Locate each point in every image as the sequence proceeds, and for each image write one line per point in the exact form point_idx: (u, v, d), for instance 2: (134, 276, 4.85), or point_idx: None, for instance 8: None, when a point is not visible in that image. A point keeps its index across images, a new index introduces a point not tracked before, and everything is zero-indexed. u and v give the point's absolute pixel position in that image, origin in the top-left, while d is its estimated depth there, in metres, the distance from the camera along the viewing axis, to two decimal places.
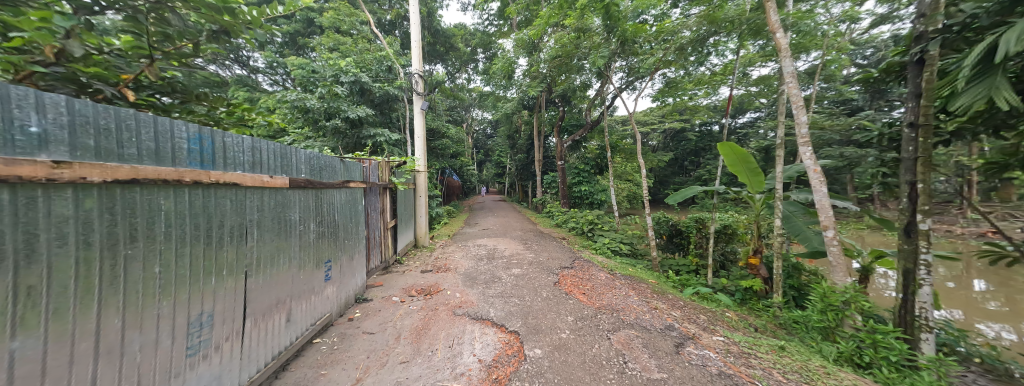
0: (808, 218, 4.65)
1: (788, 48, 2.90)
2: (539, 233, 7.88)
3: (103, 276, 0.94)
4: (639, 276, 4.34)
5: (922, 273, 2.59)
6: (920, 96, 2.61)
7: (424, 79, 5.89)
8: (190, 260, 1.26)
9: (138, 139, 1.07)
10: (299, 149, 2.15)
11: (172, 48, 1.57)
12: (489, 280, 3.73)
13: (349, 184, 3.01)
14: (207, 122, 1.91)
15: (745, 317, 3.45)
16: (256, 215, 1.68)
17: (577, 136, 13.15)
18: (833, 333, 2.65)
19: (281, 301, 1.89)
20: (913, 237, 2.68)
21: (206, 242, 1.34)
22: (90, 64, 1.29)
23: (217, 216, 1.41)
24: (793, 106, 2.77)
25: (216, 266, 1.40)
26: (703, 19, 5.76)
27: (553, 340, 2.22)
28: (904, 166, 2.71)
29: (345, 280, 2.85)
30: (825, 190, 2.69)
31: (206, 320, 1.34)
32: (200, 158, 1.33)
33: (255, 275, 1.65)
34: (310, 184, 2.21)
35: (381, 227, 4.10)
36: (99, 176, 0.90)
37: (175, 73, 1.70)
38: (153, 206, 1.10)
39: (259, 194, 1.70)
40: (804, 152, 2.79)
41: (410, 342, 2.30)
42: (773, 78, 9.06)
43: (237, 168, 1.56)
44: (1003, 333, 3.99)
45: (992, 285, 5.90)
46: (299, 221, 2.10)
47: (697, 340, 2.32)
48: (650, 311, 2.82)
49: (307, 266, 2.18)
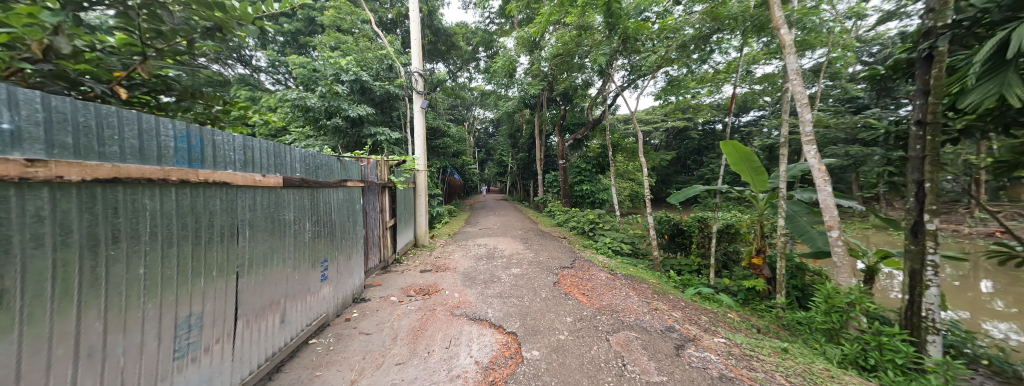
0: (812, 218, 4.58)
1: (792, 45, 2.81)
2: (540, 232, 7.83)
3: (83, 278, 0.92)
4: (641, 276, 4.29)
5: (929, 274, 2.53)
6: (928, 94, 2.53)
7: (423, 78, 5.86)
8: (177, 261, 1.24)
9: (120, 136, 1.05)
10: (293, 147, 2.12)
11: (165, 45, 1.54)
12: (488, 279, 3.71)
13: (347, 183, 2.98)
14: (201, 121, 1.88)
15: (748, 318, 3.39)
16: (248, 215, 1.66)
17: (579, 135, 13.00)
18: (837, 334, 2.60)
19: (275, 301, 1.87)
20: (919, 237, 2.60)
21: (194, 243, 1.32)
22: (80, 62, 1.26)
23: (207, 216, 1.39)
24: (797, 104, 2.70)
25: (205, 267, 1.38)
26: (706, 16, 5.68)
27: (551, 342, 2.19)
28: (911, 165, 2.65)
29: (343, 280, 2.83)
30: (829, 190, 2.62)
31: (195, 322, 1.32)
32: (189, 157, 1.31)
33: (247, 275, 1.63)
34: (305, 183, 2.19)
35: (380, 227, 4.08)
36: (77, 175, 0.88)
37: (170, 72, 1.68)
38: (136, 207, 1.08)
39: (251, 193, 1.68)
40: (808, 151, 2.71)
41: (406, 343, 2.28)
42: (777, 75, 8.97)
43: (228, 166, 1.54)
44: (1010, 334, 3.92)
45: (1000, 286, 5.80)
46: (294, 221, 2.08)
47: (697, 341, 2.28)
48: (650, 312, 2.79)
49: (303, 266, 2.16)
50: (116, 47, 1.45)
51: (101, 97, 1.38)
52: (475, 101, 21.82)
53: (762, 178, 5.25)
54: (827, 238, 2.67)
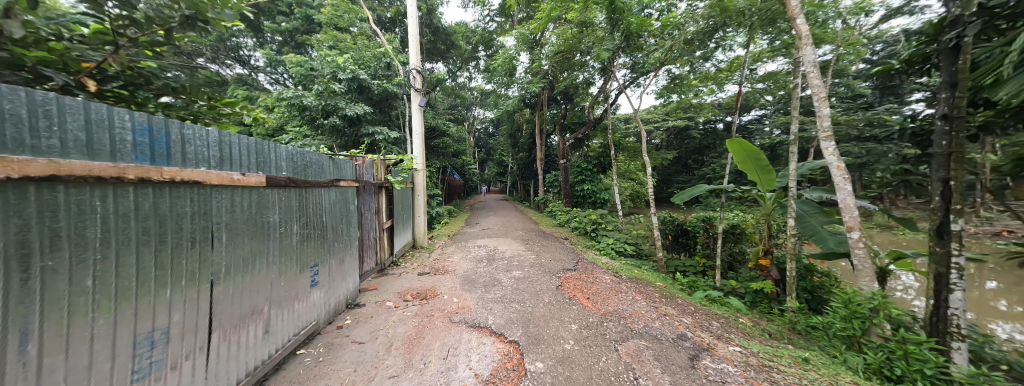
0: (823, 218, 4.43)
1: (810, 35, 2.62)
2: (541, 233, 7.68)
3: (11, 293, 0.79)
4: (646, 279, 4.14)
5: (955, 278, 2.38)
6: (955, 86, 2.37)
7: (421, 75, 5.70)
8: (137, 269, 1.10)
9: (63, 128, 0.92)
10: (278, 144, 1.98)
11: (140, 35, 1.43)
12: (488, 283, 3.56)
13: (339, 183, 2.84)
14: (183, 116, 1.77)
15: (759, 323, 3.24)
16: (226, 217, 1.52)
17: (580, 134, 12.68)
18: (858, 342, 2.44)
19: (258, 310, 1.73)
20: (945, 239, 2.46)
21: (158, 248, 1.18)
22: (43, 50, 1.16)
23: (174, 219, 1.25)
24: (815, 98, 2.55)
25: (172, 275, 1.24)
26: (711, 12, 5.56)
27: (556, 352, 2.04)
28: (935, 163, 2.50)
29: (336, 285, 2.69)
30: (850, 189, 2.46)
31: (161, 337, 1.18)
32: (152, 154, 1.17)
33: (224, 283, 1.49)
34: (292, 183, 2.05)
35: (377, 228, 3.94)
36: (3, 172, 0.73)
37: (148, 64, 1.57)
38: (82, 208, 0.95)
39: (229, 194, 1.54)
40: (826, 149, 2.57)
41: (402, 353, 2.14)
42: (781, 73, 8.85)
43: (200, 164, 1.40)
44: (1016, 335, 3.77)
45: (1006, 285, 5.67)
46: (279, 223, 1.94)
47: (712, 351, 2.13)
48: (659, 318, 2.64)
49: (289, 271, 2.02)
50: (86, 36, 1.33)
51: (69, 90, 1.26)
52: (476, 100, 21.69)
53: (771, 174, 5.17)
54: (846, 240, 2.52)
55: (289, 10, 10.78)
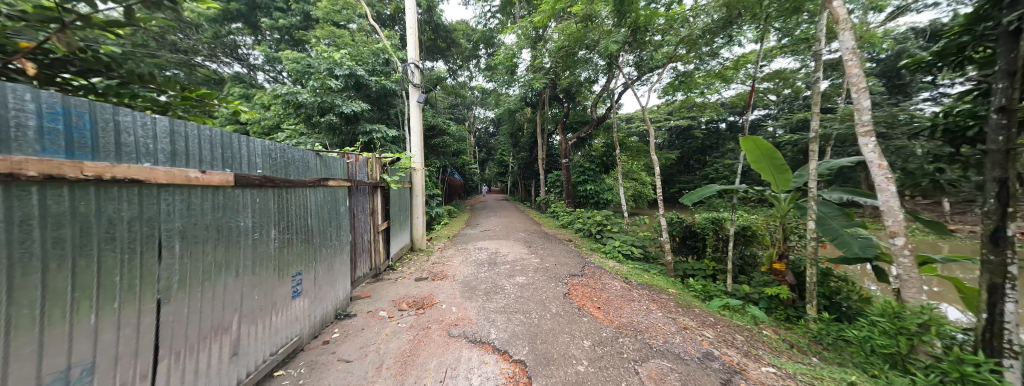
0: (846, 220, 4.17)
1: (847, 19, 2.38)
2: (544, 235, 7.40)
3: None
4: (660, 285, 3.89)
5: (1012, 290, 2.13)
6: (1016, 73, 2.11)
7: (420, 70, 5.44)
8: (44, 290, 0.84)
9: None
10: (252, 138, 1.70)
11: (94, 13, 1.25)
12: (490, 290, 3.31)
13: (327, 183, 2.57)
14: (156, 108, 1.61)
15: (785, 335, 2.99)
16: (182, 222, 1.26)
17: (582, 134, 12.32)
18: (903, 361, 2.18)
19: (224, 330, 1.47)
20: (1002, 247, 2.19)
21: (76, 264, 0.91)
22: None
23: (105, 226, 0.98)
24: (854, 88, 2.32)
25: (102, 295, 0.97)
26: (722, 4, 5.33)
27: (568, 375, 1.79)
28: (990, 160, 2.24)
29: (323, 295, 2.44)
30: (893, 191, 2.23)
31: (81, 376, 0.92)
32: (70, 145, 0.90)
33: (178, 302, 1.22)
34: (269, 182, 1.78)
35: (371, 231, 3.68)
36: None
37: (108, 48, 1.39)
38: None
39: (185, 195, 1.26)
40: (865, 146, 2.34)
41: (393, 375, 1.87)
42: (790, 71, 8.62)
43: (147, 159, 1.12)
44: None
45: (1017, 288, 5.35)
46: (252, 228, 1.67)
47: (745, 374, 1.89)
48: (680, 333, 2.39)
49: (265, 282, 1.75)
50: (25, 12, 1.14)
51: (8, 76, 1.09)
52: (476, 99, 21.45)
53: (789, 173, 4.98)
54: (890, 247, 2.28)
55: (286, 6, 10.59)
